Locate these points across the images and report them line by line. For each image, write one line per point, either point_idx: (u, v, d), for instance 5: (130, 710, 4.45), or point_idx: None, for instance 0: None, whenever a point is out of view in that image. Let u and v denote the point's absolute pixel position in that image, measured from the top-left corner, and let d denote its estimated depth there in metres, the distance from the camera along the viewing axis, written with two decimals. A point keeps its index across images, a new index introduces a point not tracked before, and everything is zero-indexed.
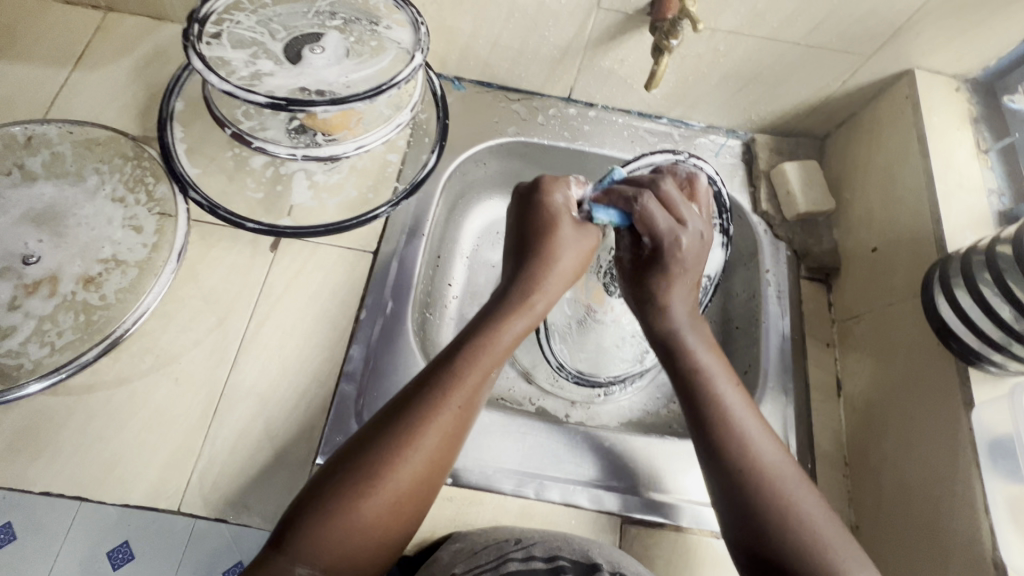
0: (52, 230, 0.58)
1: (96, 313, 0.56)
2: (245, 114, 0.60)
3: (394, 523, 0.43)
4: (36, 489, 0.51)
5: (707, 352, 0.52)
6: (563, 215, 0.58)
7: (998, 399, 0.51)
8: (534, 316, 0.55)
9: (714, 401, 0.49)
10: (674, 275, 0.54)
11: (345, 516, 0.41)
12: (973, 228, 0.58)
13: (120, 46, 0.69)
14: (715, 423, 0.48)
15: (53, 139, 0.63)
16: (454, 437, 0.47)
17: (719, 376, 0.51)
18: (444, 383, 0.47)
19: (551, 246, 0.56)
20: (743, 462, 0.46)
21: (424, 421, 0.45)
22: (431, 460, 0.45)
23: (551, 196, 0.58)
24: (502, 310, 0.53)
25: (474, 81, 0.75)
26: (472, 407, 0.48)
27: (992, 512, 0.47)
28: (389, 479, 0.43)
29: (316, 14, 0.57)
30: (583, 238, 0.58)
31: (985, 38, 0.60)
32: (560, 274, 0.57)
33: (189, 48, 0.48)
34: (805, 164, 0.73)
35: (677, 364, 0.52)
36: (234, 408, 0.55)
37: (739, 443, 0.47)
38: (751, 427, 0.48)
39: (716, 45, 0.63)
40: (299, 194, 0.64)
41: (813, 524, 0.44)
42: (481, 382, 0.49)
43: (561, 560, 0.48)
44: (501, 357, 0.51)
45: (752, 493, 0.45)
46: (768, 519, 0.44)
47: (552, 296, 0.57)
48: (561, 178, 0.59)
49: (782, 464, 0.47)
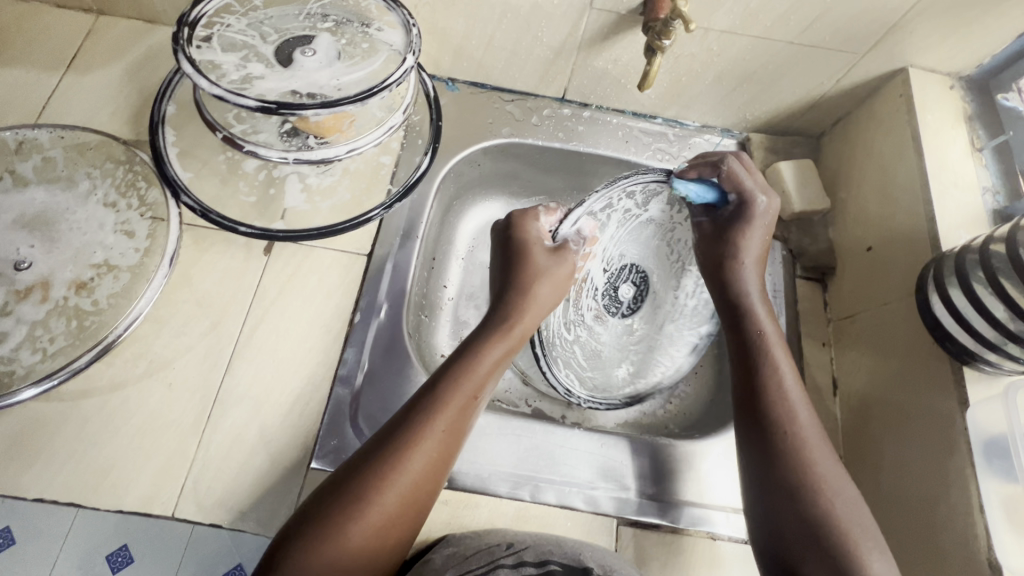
0: (45, 235, 0.58)
1: (89, 318, 0.55)
2: (237, 118, 0.59)
3: (385, 545, 0.43)
4: (29, 495, 0.50)
5: (772, 325, 0.56)
6: (535, 245, 0.60)
7: (992, 399, 0.51)
8: (514, 339, 0.55)
9: (771, 364, 0.52)
10: (753, 227, 0.59)
11: (334, 540, 0.41)
12: (967, 227, 0.58)
13: (112, 50, 0.69)
14: (767, 385, 0.51)
15: (44, 143, 0.62)
16: (442, 458, 0.47)
17: (778, 344, 0.54)
18: (428, 407, 0.47)
19: (529, 274, 0.58)
20: (787, 425, 0.49)
21: (410, 444, 0.45)
22: (418, 484, 0.45)
23: (524, 230, 0.61)
24: (483, 336, 0.54)
25: (468, 82, 0.74)
26: (457, 433, 0.48)
27: (987, 512, 0.47)
28: (376, 503, 0.43)
29: (307, 16, 0.57)
30: (556, 267, 0.59)
31: (978, 36, 0.60)
32: (539, 301, 0.58)
33: (179, 52, 0.48)
34: (800, 163, 0.72)
35: (743, 324, 0.56)
36: (228, 412, 0.55)
37: (783, 407, 0.50)
38: (797, 398, 0.50)
39: (709, 45, 0.63)
40: (292, 197, 0.63)
41: (837, 501, 0.45)
42: (468, 405, 0.49)
43: (553, 564, 0.48)
44: (484, 383, 0.51)
45: (782, 460, 0.47)
46: (797, 491, 0.46)
47: (529, 321, 0.57)
48: (531, 213, 0.62)
49: (817, 436, 0.49)
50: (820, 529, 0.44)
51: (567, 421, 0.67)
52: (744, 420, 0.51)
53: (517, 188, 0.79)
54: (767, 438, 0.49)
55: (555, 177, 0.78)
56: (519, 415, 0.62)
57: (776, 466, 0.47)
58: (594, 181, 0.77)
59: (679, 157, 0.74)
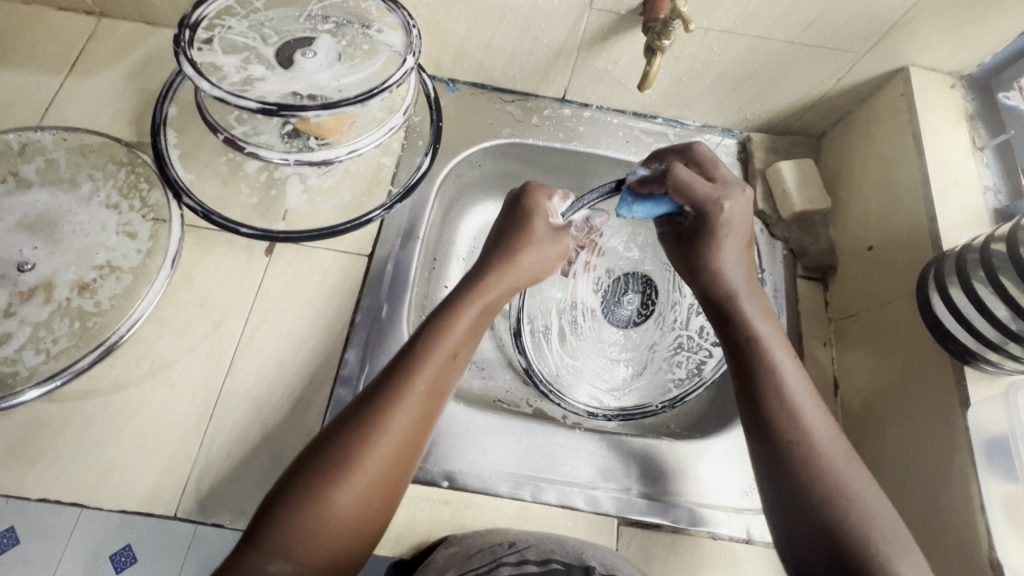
0: (48, 237, 0.58)
1: (91, 319, 0.56)
2: (238, 119, 0.59)
3: (368, 513, 0.43)
4: (33, 495, 0.51)
5: (764, 320, 0.51)
6: (536, 211, 0.58)
7: (993, 399, 0.50)
8: (489, 302, 0.54)
9: (768, 361, 0.48)
10: (722, 237, 0.53)
11: (317, 508, 0.41)
12: (968, 227, 0.57)
13: (114, 52, 0.69)
14: (765, 383, 0.47)
15: (47, 145, 0.62)
16: (402, 455, 0.45)
17: (776, 338, 0.50)
18: (407, 371, 0.47)
19: (518, 241, 0.57)
20: (790, 426, 0.45)
21: (391, 409, 0.45)
22: (399, 449, 0.44)
23: (535, 198, 0.59)
24: (459, 297, 0.53)
25: (468, 83, 0.74)
26: (424, 423, 0.47)
27: (988, 512, 0.47)
28: (358, 470, 0.42)
29: (308, 18, 0.57)
30: (551, 243, 0.58)
31: (979, 35, 0.60)
32: (524, 267, 0.57)
33: (180, 54, 0.48)
34: (801, 162, 0.72)
35: (734, 319, 0.52)
36: (230, 413, 0.55)
37: (790, 411, 0.46)
38: (800, 392, 0.47)
39: (709, 45, 0.63)
40: (293, 199, 0.63)
41: (861, 504, 0.42)
42: (446, 366, 0.48)
43: (554, 563, 0.48)
44: (435, 376, 0.48)
45: (797, 466, 0.44)
46: (807, 492, 0.43)
47: (509, 283, 0.56)
48: (544, 187, 0.60)
49: (833, 439, 0.45)
50: (846, 539, 0.41)
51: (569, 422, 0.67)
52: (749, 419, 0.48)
53: None
54: (777, 444, 0.45)
55: (556, 177, 0.78)
56: (520, 415, 0.62)
57: (794, 475, 0.44)
58: (595, 181, 0.77)
59: None
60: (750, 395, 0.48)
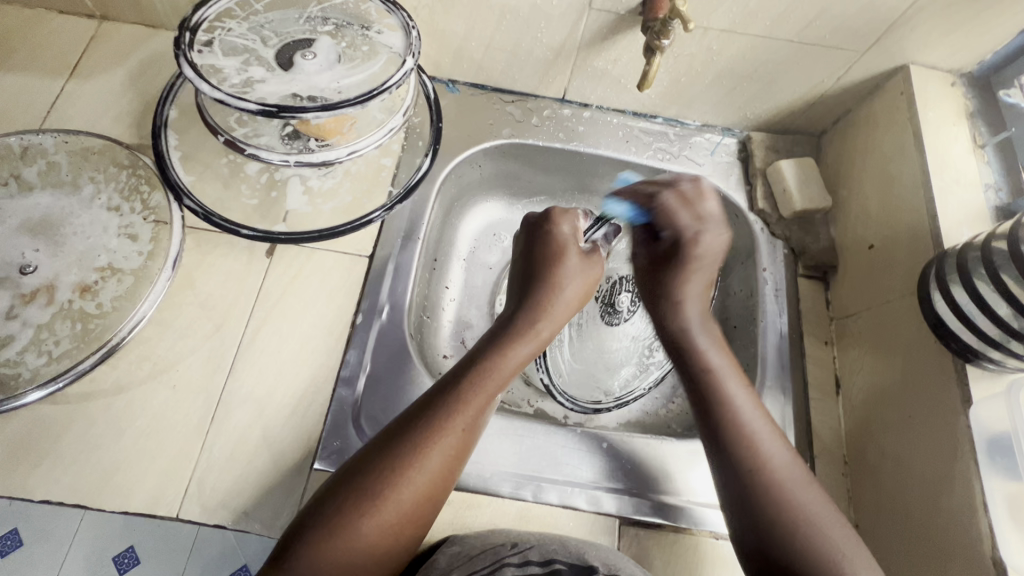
0: (50, 240, 0.58)
1: (93, 322, 0.56)
2: (238, 121, 0.60)
3: (394, 545, 0.44)
4: (35, 497, 0.51)
5: (718, 353, 0.54)
6: (569, 244, 0.61)
7: (994, 396, 0.50)
8: (539, 341, 0.56)
9: (723, 396, 0.51)
10: (690, 270, 0.56)
11: (347, 535, 0.42)
12: (969, 225, 0.57)
13: (115, 55, 0.69)
14: (721, 419, 0.49)
15: (48, 148, 0.63)
16: (433, 491, 0.46)
17: (729, 372, 0.53)
18: (448, 406, 0.48)
19: (556, 275, 0.58)
20: (751, 455, 0.47)
21: (428, 442, 0.46)
22: (433, 483, 0.46)
23: (558, 225, 0.62)
24: (508, 335, 0.55)
25: (468, 84, 0.75)
26: (461, 457, 0.48)
27: (990, 511, 0.47)
28: (392, 500, 0.44)
29: (308, 20, 0.57)
30: (588, 268, 0.61)
31: (979, 32, 0.60)
32: (565, 302, 0.58)
33: (180, 56, 0.48)
34: (801, 161, 0.72)
35: (688, 360, 0.54)
36: (232, 413, 0.56)
37: (747, 443, 0.48)
38: (756, 424, 0.49)
39: (708, 44, 0.63)
40: (293, 200, 0.64)
41: (816, 524, 0.45)
42: (485, 404, 0.50)
43: (557, 564, 0.48)
44: (480, 411, 0.49)
45: (757, 494, 0.46)
46: (770, 516, 0.45)
47: (558, 322, 0.58)
48: (570, 212, 0.63)
49: (790, 466, 0.47)
50: (801, 554, 0.43)
51: (570, 422, 0.66)
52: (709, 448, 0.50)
53: (519, 188, 0.79)
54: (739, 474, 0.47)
55: (556, 177, 0.78)
56: (522, 415, 0.62)
57: (755, 502, 0.46)
58: (595, 181, 0.77)
59: (679, 156, 0.74)
60: (710, 426, 0.50)
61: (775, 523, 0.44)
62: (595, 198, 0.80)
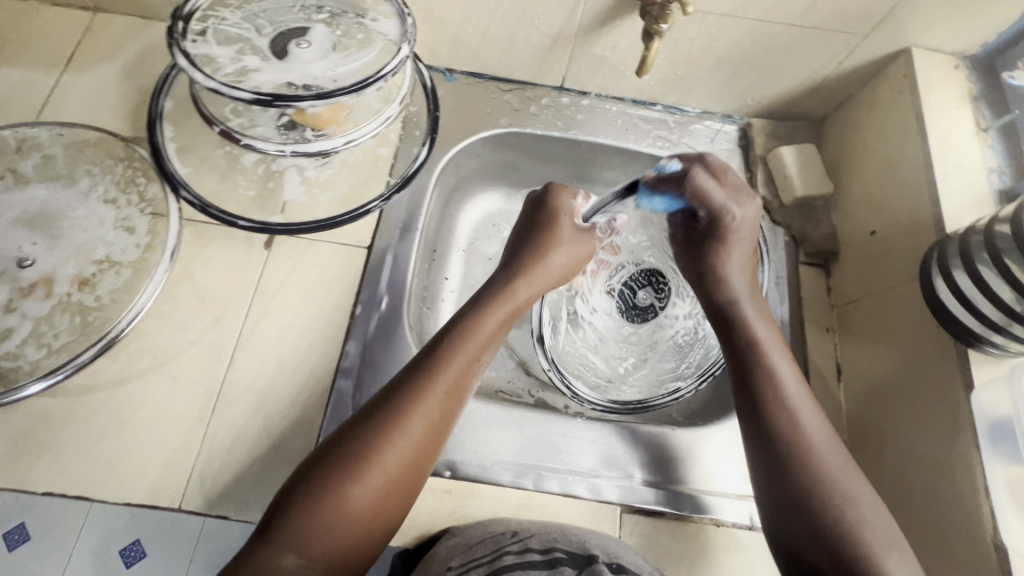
0: (47, 233, 0.58)
1: (92, 314, 0.56)
2: (234, 112, 0.59)
3: (382, 513, 0.44)
4: (38, 489, 0.51)
5: (763, 327, 0.55)
6: (564, 215, 0.61)
7: (995, 381, 0.50)
8: (517, 305, 0.56)
9: (770, 375, 0.52)
10: (732, 243, 0.58)
11: (334, 501, 0.42)
12: (971, 209, 0.57)
13: (109, 47, 0.69)
14: (765, 392, 0.51)
15: (44, 141, 0.62)
16: (420, 456, 0.46)
17: (774, 347, 0.54)
18: (432, 368, 0.48)
19: (547, 242, 0.60)
20: (793, 436, 0.49)
21: (412, 407, 0.46)
22: (419, 446, 0.46)
23: (559, 200, 0.62)
24: (489, 297, 0.56)
25: (465, 72, 0.74)
26: (445, 422, 0.48)
27: (992, 495, 0.47)
28: (376, 467, 0.44)
29: (302, 8, 0.56)
30: (580, 242, 0.62)
31: (982, 14, 0.59)
32: (550, 269, 0.60)
33: (173, 46, 0.48)
34: (802, 147, 0.72)
35: (735, 335, 0.55)
36: (232, 404, 0.56)
37: (789, 418, 0.49)
38: (801, 404, 0.50)
39: (708, 29, 0.62)
40: (291, 191, 0.63)
41: (856, 503, 0.45)
42: (468, 366, 0.50)
43: (557, 552, 0.48)
44: (462, 377, 0.49)
45: (795, 469, 0.47)
46: (812, 497, 0.46)
47: (538, 286, 0.59)
48: (569, 188, 0.64)
49: (829, 444, 0.48)
50: (837, 539, 0.44)
51: (571, 411, 0.66)
52: (749, 431, 0.51)
53: (517, 178, 0.79)
54: (771, 442, 0.49)
55: (556, 166, 0.77)
56: (522, 405, 0.62)
57: (794, 482, 0.47)
58: (595, 170, 0.77)
59: (679, 144, 0.73)
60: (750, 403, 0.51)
61: (807, 494, 0.46)
62: (595, 187, 0.79)
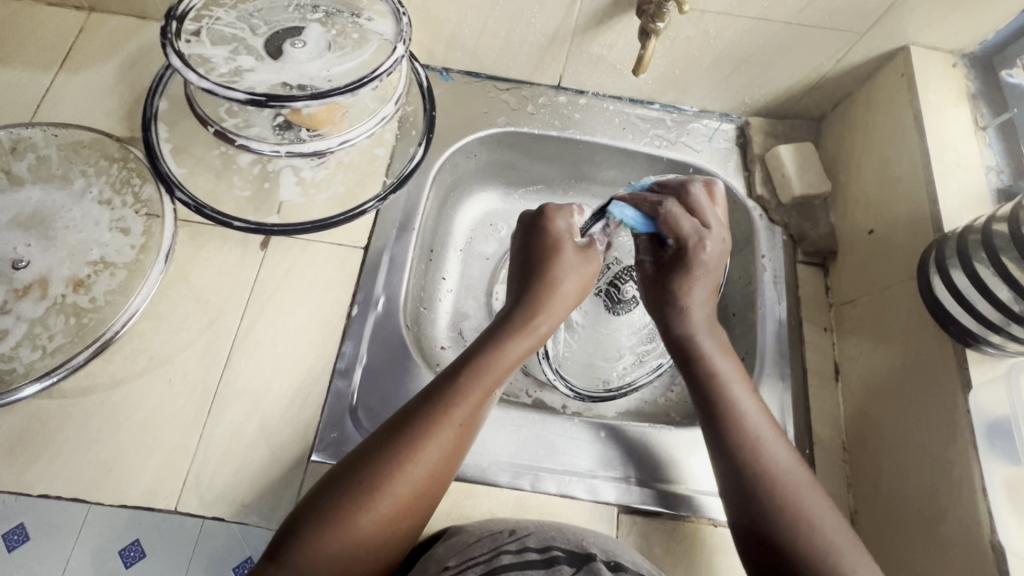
0: (41, 234, 0.58)
1: (87, 316, 0.56)
2: (229, 113, 0.59)
3: (388, 539, 0.44)
4: (34, 492, 0.51)
5: (724, 359, 0.54)
6: (564, 239, 0.60)
7: (993, 380, 0.50)
8: (537, 337, 0.56)
9: (731, 402, 0.51)
10: (696, 276, 0.55)
11: (344, 526, 0.42)
12: (970, 208, 0.56)
13: (104, 47, 0.69)
14: (728, 419, 0.51)
15: (38, 142, 0.62)
16: (430, 485, 0.46)
17: (734, 378, 0.53)
18: (449, 398, 0.48)
19: (554, 267, 0.58)
20: (755, 461, 0.48)
21: (425, 438, 0.46)
22: (430, 476, 0.46)
23: (553, 222, 0.61)
24: (506, 328, 0.55)
25: (462, 71, 0.74)
26: (457, 451, 0.47)
27: (990, 495, 0.47)
28: (386, 497, 0.44)
29: (297, 7, 0.56)
30: (585, 263, 0.60)
31: (980, 12, 0.59)
32: (561, 298, 0.58)
33: (167, 46, 0.48)
34: (801, 146, 0.71)
35: (694, 366, 0.54)
36: (227, 406, 0.55)
37: (750, 443, 0.49)
38: (762, 428, 0.50)
39: (705, 27, 0.62)
40: (287, 191, 0.63)
41: (819, 519, 0.46)
42: (483, 399, 0.49)
43: (555, 550, 0.48)
44: (476, 410, 0.49)
45: (760, 490, 0.47)
46: (778, 515, 0.46)
47: (556, 317, 0.57)
48: (565, 207, 0.62)
49: (792, 464, 0.49)
50: (805, 553, 0.44)
51: (569, 412, 0.66)
52: (716, 453, 0.51)
53: (514, 178, 0.79)
54: (737, 466, 0.49)
55: (554, 166, 0.77)
56: (519, 406, 0.62)
57: (760, 502, 0.47)
58: (592, 169, 0.77)
59: (677, 143, 0.73)
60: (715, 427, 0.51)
61: (775, 511, 0.46)
62: (593, 187, 0.79)
